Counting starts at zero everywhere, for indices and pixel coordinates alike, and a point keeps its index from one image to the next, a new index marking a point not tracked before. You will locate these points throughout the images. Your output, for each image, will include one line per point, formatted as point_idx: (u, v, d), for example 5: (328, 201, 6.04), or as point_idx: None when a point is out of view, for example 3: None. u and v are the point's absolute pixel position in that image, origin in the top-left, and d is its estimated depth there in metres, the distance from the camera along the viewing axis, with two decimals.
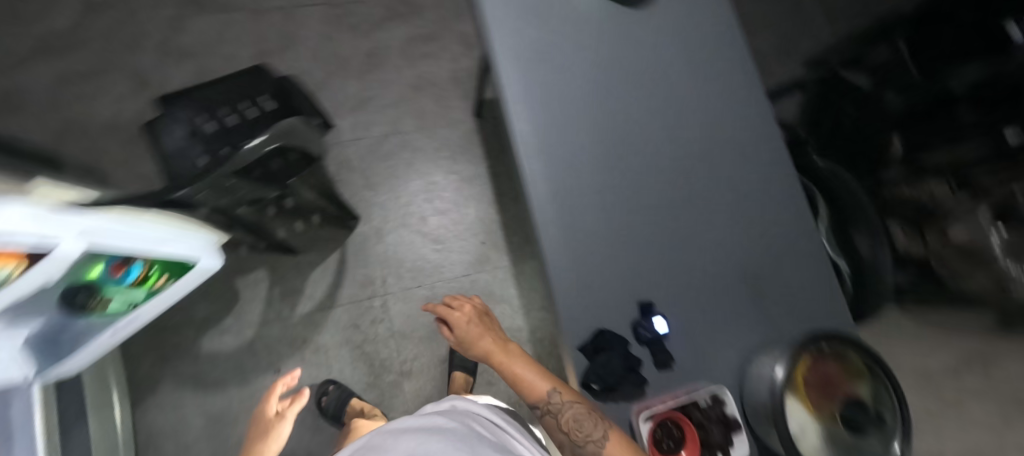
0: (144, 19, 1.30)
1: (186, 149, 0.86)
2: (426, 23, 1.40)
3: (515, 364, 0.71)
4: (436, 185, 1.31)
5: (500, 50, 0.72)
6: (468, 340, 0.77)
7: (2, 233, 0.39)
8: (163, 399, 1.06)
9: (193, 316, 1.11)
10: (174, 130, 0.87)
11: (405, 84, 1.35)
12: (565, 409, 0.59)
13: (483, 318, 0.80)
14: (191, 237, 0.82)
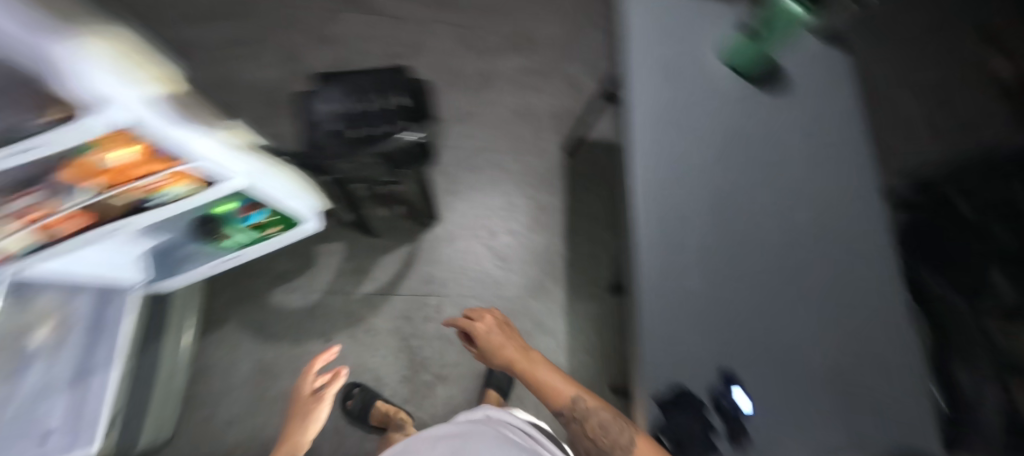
0: (303, 3, 1.47)
1: (328, 122, 0.97)
2: (541, 58, 1.49)
3: (539, 369, 0.74)
4: (513, 204, 1.35)
5: (636, 104, 0.79)
6: (490, 350, 0.80)
7: (176, 143, 0.58)
8: (223, 337, 1.12)
9: (270, 268, 1.19)
10: (324, 104, 0.98)
11: (508, 107, 1.43)
12: (591, 415, 0.66)
13: (504, 327, 0.84)
14: (304, 197, 0.93)
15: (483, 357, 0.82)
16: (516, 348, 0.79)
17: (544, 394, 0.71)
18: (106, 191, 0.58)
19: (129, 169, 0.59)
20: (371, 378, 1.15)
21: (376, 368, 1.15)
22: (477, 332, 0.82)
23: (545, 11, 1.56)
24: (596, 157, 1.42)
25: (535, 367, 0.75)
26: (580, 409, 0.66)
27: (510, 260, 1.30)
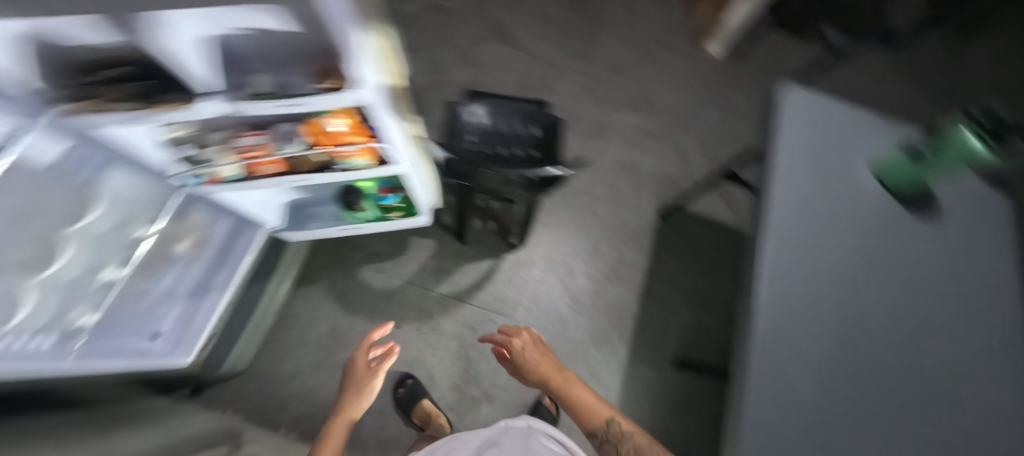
0: (458, 20, 1.61)
1: (479, 133, 1.03)
2: (655, 123, 1.57)
3: (572, 388, 0.87)
4: (598, 250, 1.36)
5: (776, 194, 0.78)
6: (527, 366, 0.95)
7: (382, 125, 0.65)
8: (309, 295, 1.20)
9: (365, 245, 1.26)
10: (478, 116, 1.05)
11: (615, 160, 1.49)
12: (624, 436, 0.73)
13: (539, 348, 0.98)
14: (429, 190, 0.99)
15: (519, 371, 0.97)
16: (550, 368, 0.93)
17: (579, 413, 0.82)
18: (314, 147, 0.67)
19: (342, 135, 0.66)
20: (425, 377, 1.17)
21: (431, 368, 1.17)
22: (515, 351, 0.98)
23: (669, 82, 1.64)
24: (686, 228, 1.44)
25: (569, 387, 0.87)
26: (613, 430, 0.75)
27: (582, 303, 1.30)
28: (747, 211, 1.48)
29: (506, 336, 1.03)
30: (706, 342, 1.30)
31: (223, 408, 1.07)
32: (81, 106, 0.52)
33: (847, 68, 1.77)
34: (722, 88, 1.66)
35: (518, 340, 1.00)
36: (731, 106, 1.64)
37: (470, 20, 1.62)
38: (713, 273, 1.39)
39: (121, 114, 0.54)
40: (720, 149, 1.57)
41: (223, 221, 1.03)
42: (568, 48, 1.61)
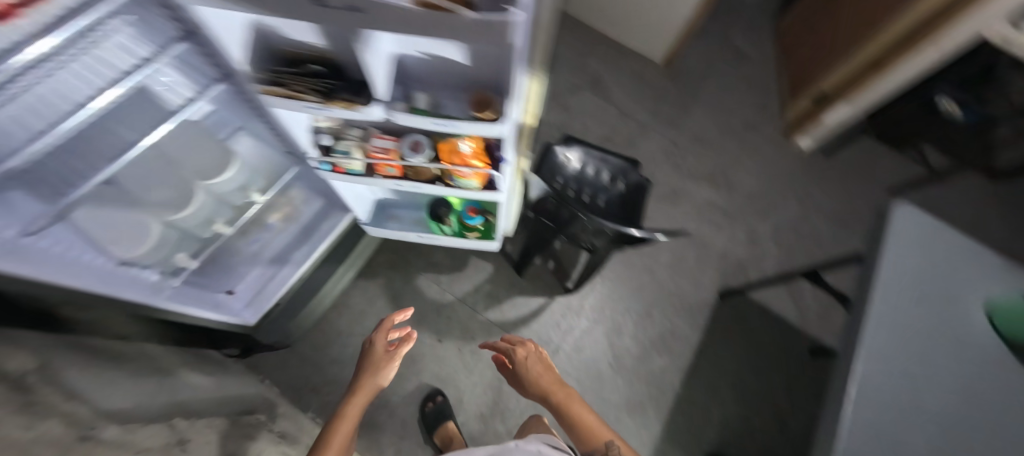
0: (559, 67, 1.70)
1: (571, 184, 1.09)
2: (731, 203, 1.55)
3: (571, 403, 0.82)
4: (650, 316, 1.33)
5: (877, 312, 0.73)
6: (528, 377, 0.90)
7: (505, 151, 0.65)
8: (367, 289, 1.25)
9: (428, 254, 1.30)
10: (571, 166, 1.09)
11: (684, 230, 1.47)
12: None
13: (542, 358, 0.93)
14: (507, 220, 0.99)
15: (520, 382, 0.92)
16: (550, 380, 0.89)
17: (576, 430, 0.77)
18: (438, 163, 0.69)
19: (465, 156, 0.69)
20: (453, 398, 1.16)
21: (462, 391, 1.17)
22: (520, 362, 0.94)
23: (753, 166, 1.63)
24: (747, 316, 1.37)
25: (567, 402, 0.82)
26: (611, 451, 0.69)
27: (624, 366, 1.26)
28: (814, 314, 1.39)
29: (511, 346, 0.99)
30: (745, 442, 1.22)
31: (265, 375, 1.11)
32: (271, 91, 0.55)
33: (947, 193, 1.68)
34: (806, 183, 1.63)
35: (523, 350, 0.95)
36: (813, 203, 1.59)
37: (571, 69, 1.70)
38: (767, 370, 1.31)
39: (299, 104, 0.56)
40: (795, 244, 1.52)
41: (317, 202, 1.11)
42: (659, 114, 1.65)
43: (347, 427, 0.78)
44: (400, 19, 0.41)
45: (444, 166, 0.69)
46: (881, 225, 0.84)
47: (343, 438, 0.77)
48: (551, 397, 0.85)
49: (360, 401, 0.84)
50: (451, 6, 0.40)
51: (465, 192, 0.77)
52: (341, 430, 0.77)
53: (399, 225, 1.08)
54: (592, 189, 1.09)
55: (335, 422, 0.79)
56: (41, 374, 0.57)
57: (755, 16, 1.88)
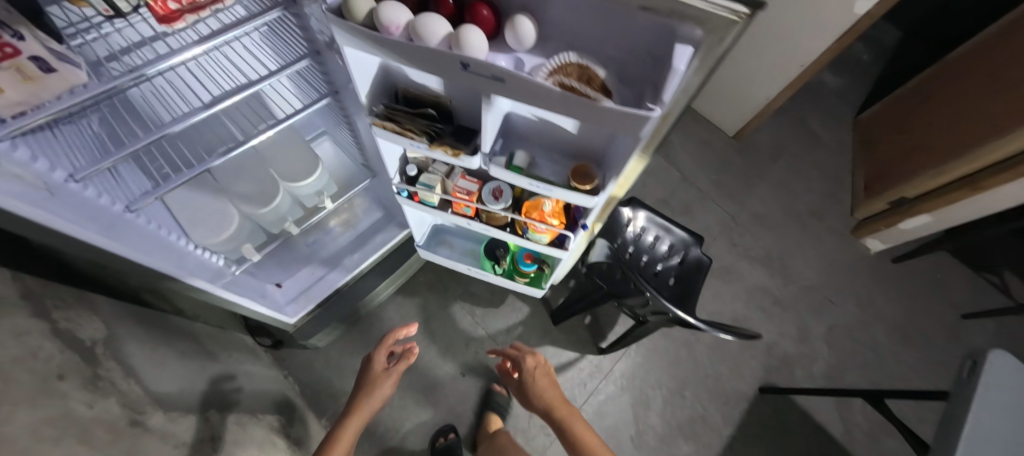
0: None
1: (630, 245, 1.06)
2: (785, 292, 1.46)
3: (576, 423, 0.79)
4: (682, 396, 1.25)
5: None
6: (532, 390, 0.86)
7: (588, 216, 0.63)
8: (403, 307, 1.25)
9: (468, 283, 1.30)
10: (634, 229, 1.07)
11: (730, 312, 1.40)
12: None
13: (548, 371, 0.88)
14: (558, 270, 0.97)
15: (524, 392, 0.88)
16: (554, 394, 0.85)
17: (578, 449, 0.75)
18: (516, 214, 0.69)
19: (544, 213, 0.68)
20: (465, 437, 1.13)
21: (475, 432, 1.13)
22: (527, 372, 0.88)
23: (813, 257, 1.54)
24: (786, 418, 1.26)
25: (570, 419, 0.79)
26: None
27: (645, 444, 1.18)
28: (862, 434, 1.27)
29: (518, 353, 0.94)
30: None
31: (290, 372, 1.13)
32: (382, 125, 0.54)
33: None
34: (871, 287, 1.51)
35: (531, 361, 0.89)
36: (876, 310, 1.47)
37: None
38: None
39: (406, 142, 0.56)
40: (849, 350, 1.40)
41: (374, 214, 1.16)
42: (720, 185, 1.61)
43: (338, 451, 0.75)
44: (534, 96, 0.41)
45: (521, 219, 0.69)
46: (972, 371, 0.76)
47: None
48: (554, 410, 0.82)
49: (352, 425, 0.79)
50: (591, 95, 0.39)
51: (533, 243, 0.76)
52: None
53: (450, 253, 1.09)
54: (652, 257, 1.05)
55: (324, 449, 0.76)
56: (107, 347, 0.60)
57: (836, 104, 1.82)
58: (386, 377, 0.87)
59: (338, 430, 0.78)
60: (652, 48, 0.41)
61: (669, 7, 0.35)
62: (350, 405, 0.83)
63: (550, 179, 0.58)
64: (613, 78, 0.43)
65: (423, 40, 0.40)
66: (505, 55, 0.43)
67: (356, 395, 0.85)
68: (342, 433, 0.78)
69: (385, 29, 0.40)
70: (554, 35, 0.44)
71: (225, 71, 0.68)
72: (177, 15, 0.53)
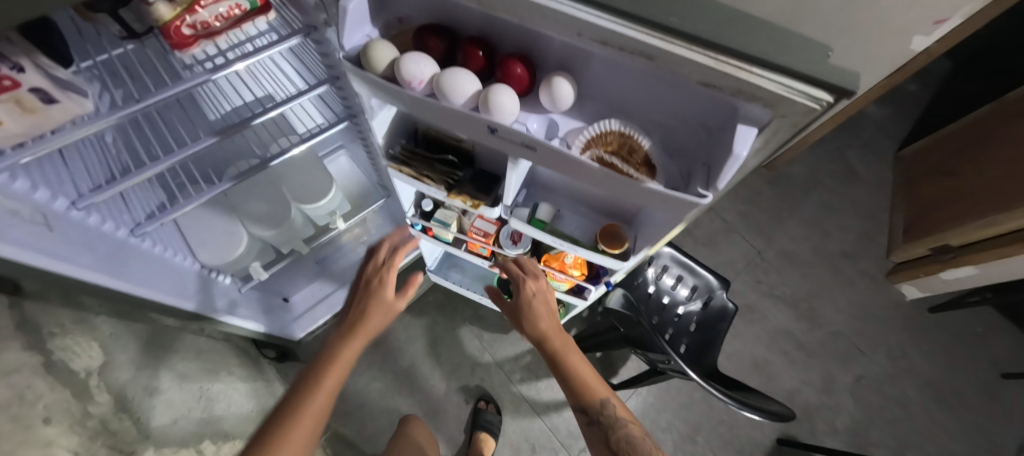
0: None
1: (649, 286, 1.01)
2: (811, 338, 1.38)
3: (570, 353, 0.61)
4: (695, 443, 1.19)
5: None
6: (525, 313, 0.63)
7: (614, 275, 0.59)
8: (410, 327, 1.22)
9: (477, 306, 1.26)
10: (655, 269, 1.02)
11: (750, 356, 1.33)
12: (619, 426, 0.55)
13: (547, 293, 0.63)
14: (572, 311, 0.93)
15: (518, 312, 0.64)
16: (545, 316, 0.62)
17: (572, 386, 0.59)
18: (535, 261, 0.66)
19: (565, 263, 0.64)
20: None
21: None
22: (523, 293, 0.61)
23: (843, 301, 1.45)
24: None
25: (567, 350, 0.60)
26: (607, 415, 0.56)
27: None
28: None
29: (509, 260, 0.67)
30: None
31: None
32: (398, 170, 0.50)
33: None
34: (904, 339, 1.40)
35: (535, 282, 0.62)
36: (909, 363, 1.37)
37: None
38: None
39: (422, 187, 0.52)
40: (877, 405, 1.30)
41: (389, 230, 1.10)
42: (747, 218, 1.53)
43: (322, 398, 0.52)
44: (567, 168, 0.36)
45: (541, 266, 0.65)
46: None
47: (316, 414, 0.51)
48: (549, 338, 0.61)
49: (337, 368, 0.56)
50: (634, 175, 0.35)
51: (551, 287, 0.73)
52: (309, 417, 0.50)
53: (461, 279, 1.08)
54: (672, 300, 1.00)
55: (297, 394, 0.52)
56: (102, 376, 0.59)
57: (877, 135, 1.70)
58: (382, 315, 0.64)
59: (328, 367, 0.56)
60: (708, 121, 0.36)
61: (736, 86, 0.30)
62: (350, 330, 0.61)
63: (575, 236, 0.54)
64: (659, 148, 0.38)
65: (447, 98, 0.36)
66: (538, 115, 0.39)
67: (351, 315, 0.65)
68: (328, 376, 0.55)
69: (406, 84, 0.36)
70: (595, 95, 0.39)
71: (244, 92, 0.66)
72: (191, 40, 0.50)
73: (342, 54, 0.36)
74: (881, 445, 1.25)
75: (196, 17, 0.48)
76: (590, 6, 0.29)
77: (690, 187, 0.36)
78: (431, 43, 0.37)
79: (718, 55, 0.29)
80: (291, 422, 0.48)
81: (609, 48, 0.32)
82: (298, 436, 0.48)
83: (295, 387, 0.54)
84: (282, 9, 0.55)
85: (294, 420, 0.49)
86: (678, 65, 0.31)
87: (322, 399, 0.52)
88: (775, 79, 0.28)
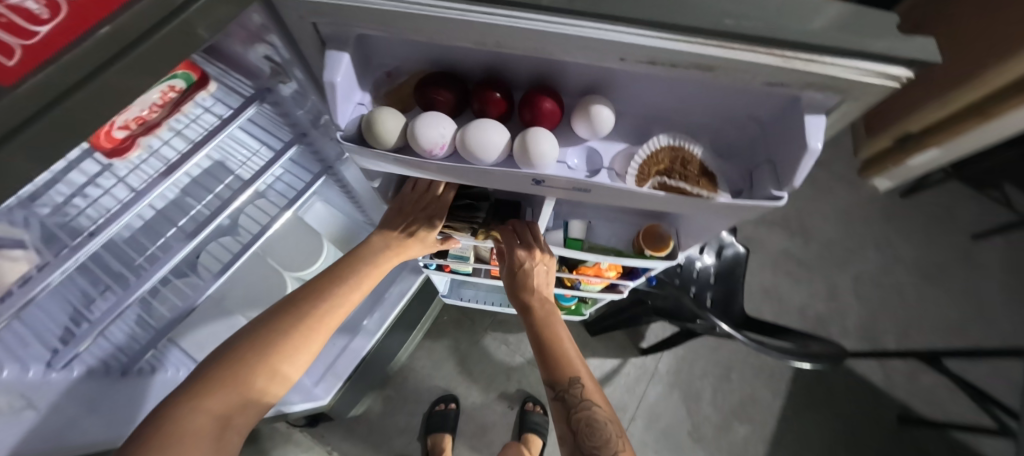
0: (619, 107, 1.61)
1: None
2: (807, 252, 1.41)
3: (557, 324, 0.51)
4: None
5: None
6: (511, 277, 0.53)
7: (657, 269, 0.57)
8: (434, 352, 1.18)
9: (495, 313, 1.24)
10: None
11: (759, 283, 1.36)
12: (579, 404, 0.45)
13: (547, 264, 0.51)
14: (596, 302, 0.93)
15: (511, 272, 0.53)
16: (542, 281, 0.53)
17: (545, 357, 0.49)
18: (568, 272, 0.63)
19: (600, 267, 0.62)
20: None
21: None
22: (510, 255, 0.49)
23: (828, 210, 1.47)
24: (831, 382, 1.14)
25: (552, 319, 0.52)
26: (572, 396, 0.45)
27: (704, 437, 1.08)
28: None
29: (507, 228, 0.50)
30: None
31: (333, 447, 1.07)
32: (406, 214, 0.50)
33: None
34: (888, 230, 1.45)
35: (526, 253, 0.49)
36: (897, 252, 1.43)
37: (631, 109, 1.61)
38: (859, 443, 1.09)
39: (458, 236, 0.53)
40: (876, 298, 1.37)
41: None
42: None
43: (323, 304, 0.46)
44: (627, 199, 0.33)
45: (575, 276, 0.63)
46: None
47: (312, 328, 0.44)
48: (536, 303, 0.53)
49: (354, 281, 0.48)
50: (701, 192, 0.32)
51: (588, 289, 0.71)
52: (306, 330, 0.44)
53: (476, 294, 1.06)
54: (687, 260, 0.97)
55: (286, 313, 0.44)
56: None
57: None
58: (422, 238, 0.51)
59: (331, 282, 0.48)
60: (760, 114, 0.33)
61: (806, 79, 0.27)
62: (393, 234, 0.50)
63: (614, 246, 0.52)
64: (710, 152, 0.36)
65: (477, 158, 0.31)
66: (574, 146, 0.35)
67: (370, 240, 0.51)
68: (335, 294, 0.47)
69: (427, 152, 0.31)
70: (628, 110, 0.37)
71: (211, 185, 0.58)
72: (127, 143, 0.43)
73: (340, 135, 0.31)
74: (888, 333, 1.33)
75: (126, 117, 0.40)
76: (633, 26, 0.25)
77: (756, 188, 0.34)
78: (440, 97, 0.32)
79: (785, 51, 0.25)
80: (295, 333, 0.43)
81: (658, 66, 0.28)
82: (261, 366, 0.41)
83: (294, 298, 0.46)
84: (225, 77, 0.47)
85: (282, 330, 0.43)
86: (737, 71, 0.27)
87: (331, 317, 0.46)
88: (851, 66, 0.25)
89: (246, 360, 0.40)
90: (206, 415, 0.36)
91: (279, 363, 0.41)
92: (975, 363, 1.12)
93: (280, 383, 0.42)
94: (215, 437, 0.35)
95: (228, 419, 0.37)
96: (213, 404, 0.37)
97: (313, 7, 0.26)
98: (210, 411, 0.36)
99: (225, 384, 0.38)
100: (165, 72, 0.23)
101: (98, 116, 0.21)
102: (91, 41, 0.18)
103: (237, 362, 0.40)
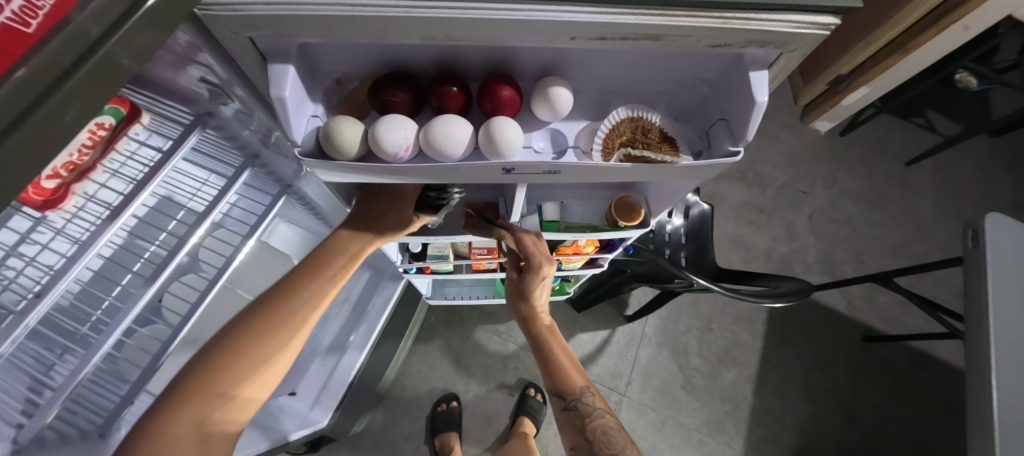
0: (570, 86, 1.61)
1: None
2: (764, 200, 1.49)
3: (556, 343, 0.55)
4: None
5: (975, 330, 0.74)
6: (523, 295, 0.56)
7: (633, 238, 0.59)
8: (429, 354, 1.17)
9: (482, 305, 1.24)
10: None
11: (726, 236, 1.43)
12: (596, 416, 0.49)
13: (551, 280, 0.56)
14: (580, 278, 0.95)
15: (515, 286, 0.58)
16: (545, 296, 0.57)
17: (549, 369, 0.53)
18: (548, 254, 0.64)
19: (578, 245, 0.63)
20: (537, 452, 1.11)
21: (546, 443, 1.12)
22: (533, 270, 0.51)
23: (778, 157, 1.56)
24: (801, 316, 1.24)
25: (554, 337, 0.55)
26: (585, 404, 0.50)
27: (697, 387, 1.14)
28: None
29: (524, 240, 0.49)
30: (825, 442, 1.11)
31: None
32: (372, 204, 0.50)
33: (963, 157, 1.59)
34: (833, 167, 1.55)
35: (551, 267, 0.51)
36: (843, 186, 1.54)
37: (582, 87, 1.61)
38: (832, 365, 1.19)
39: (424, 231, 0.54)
40: (832, 231, 1.47)
41: (362, 276, 1.01)
42: None
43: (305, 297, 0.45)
44: (597, 175, 0.34)
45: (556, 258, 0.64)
46: (970, 233, 0.80)
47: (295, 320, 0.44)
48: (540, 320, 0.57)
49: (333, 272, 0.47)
50: (665, 158, 0.33)
51: (570, 268, 0.72)
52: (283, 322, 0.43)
53: (459, 290, 1.05)
54: (658, 227, 0.99)
55: (267, 304, 0.44)
56: None
57: None
58: (398, 222, 0.49)
59: (310, 273, 0.47)
60: (708, 74, 0.35)
61: (748, 38, 0.28)
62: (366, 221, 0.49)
63: (589, 223, 0.54)
64: (667, 118, 0.37)
65: (444, 154, 0.31)
66: (539, 130, 0.36)
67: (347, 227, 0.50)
68: (314, 287, 0.46)
69: (392, 156, 0.31)
70: (586, 87, 0.37)
71: (163, 222, 0.55)
72: (61, 192, 0.42)
73: (297, 151, 0.30)
74: (844, 262, 1.44)
75: (56, 165, 0.39)
76: (578, 6, 0.25)
77: (714, 146, 0.36)
78: (395, 98, 0.31)
79: (724, 13, 0.26)
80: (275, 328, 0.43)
81: (609, 41, 0.29)
82: (237, 365, 0.40)
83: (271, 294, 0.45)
84: (155, 106, 0.44)
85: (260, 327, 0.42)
86: (684, 37, 0.28)
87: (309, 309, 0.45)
88: (786, 20, 0.27)
89: (222, 361, 0.40)
90: (190, 421, 0.36)
91: (260, 360, 0.41)
92: (919, 276, 1.24)
93: (271, 374, 0.42)
94: (200, 440, 0.36)
95: (209, 423, 0.37)
96: (195, 410, 0.37)
97: (247, 22, 0.25)
98: (192, 417, 0.37)
99: (207, 389, 0.38)
100: (96, 110, 0.21)
101: (20, 169, 0.19)
102: (7, 85, 0.17)
103: (216, 361, 0.40)
